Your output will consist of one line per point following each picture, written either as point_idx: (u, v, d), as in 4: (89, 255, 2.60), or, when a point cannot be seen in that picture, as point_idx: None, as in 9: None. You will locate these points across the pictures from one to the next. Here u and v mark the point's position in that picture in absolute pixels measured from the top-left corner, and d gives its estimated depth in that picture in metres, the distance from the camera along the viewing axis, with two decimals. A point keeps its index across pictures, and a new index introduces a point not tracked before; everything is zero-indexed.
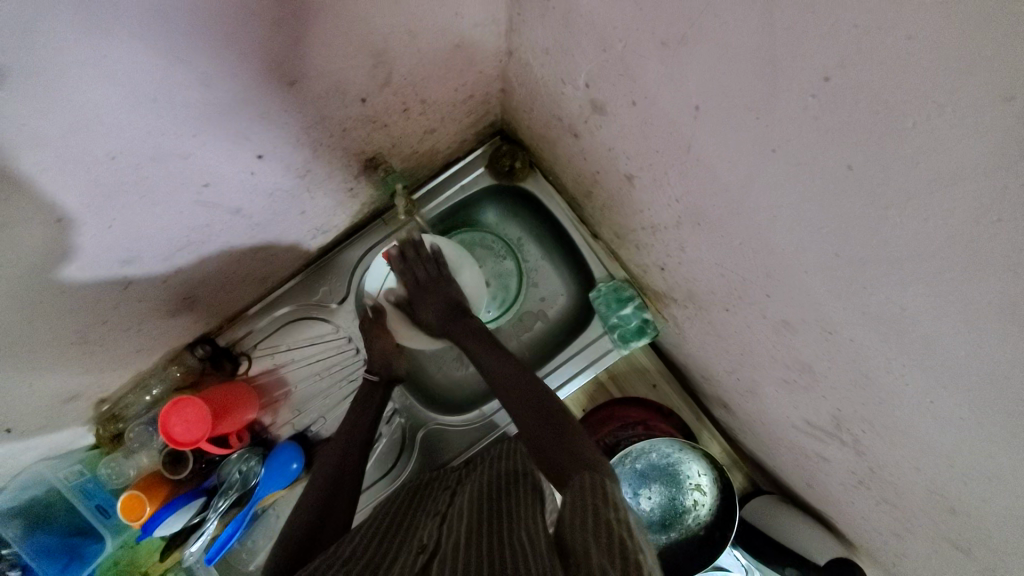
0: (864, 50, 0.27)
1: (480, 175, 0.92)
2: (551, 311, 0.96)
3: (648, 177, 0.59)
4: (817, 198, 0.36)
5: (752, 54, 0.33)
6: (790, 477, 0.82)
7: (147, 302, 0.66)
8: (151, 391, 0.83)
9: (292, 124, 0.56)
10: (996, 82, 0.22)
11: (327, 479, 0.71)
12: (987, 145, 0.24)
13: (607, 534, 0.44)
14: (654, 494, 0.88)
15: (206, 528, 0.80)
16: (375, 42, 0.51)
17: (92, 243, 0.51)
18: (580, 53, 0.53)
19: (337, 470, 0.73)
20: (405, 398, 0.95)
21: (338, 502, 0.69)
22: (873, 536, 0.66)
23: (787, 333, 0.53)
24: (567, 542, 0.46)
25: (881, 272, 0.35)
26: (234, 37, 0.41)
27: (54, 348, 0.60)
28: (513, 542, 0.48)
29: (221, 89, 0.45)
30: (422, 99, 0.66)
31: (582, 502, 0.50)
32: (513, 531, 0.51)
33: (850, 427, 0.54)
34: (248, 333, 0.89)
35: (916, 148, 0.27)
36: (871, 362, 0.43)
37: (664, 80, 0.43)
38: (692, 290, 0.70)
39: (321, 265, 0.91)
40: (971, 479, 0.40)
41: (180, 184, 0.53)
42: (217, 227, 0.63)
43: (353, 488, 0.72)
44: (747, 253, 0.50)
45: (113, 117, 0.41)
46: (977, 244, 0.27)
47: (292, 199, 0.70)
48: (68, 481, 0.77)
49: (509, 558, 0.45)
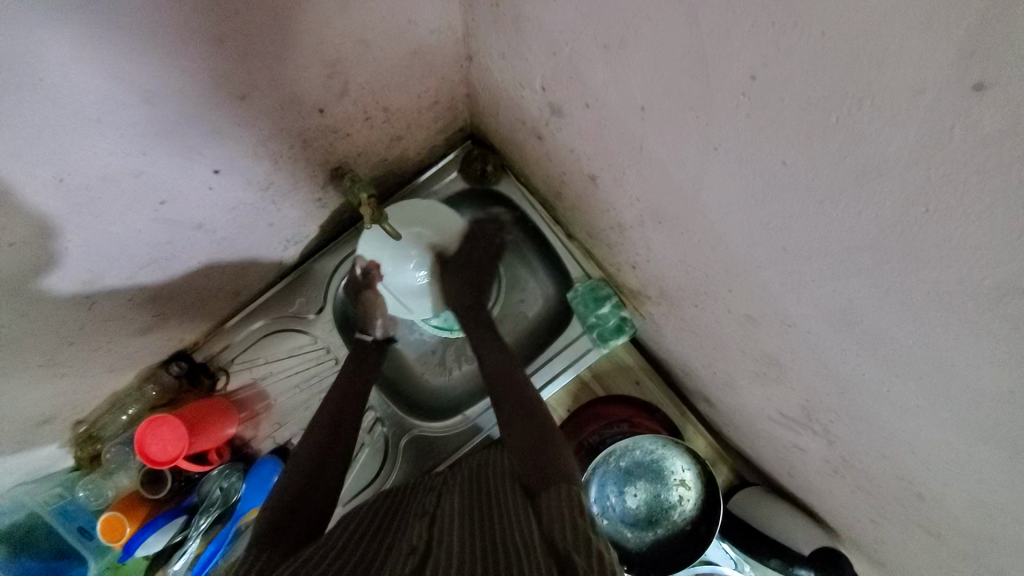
0: (784, 49, 0.27)
1: (454, 179, 0.92)
2: (531, 312, 0.96)
3: (609, 177, 0.59)
4: (761, 194, 0.36)
5: (686, 54, 0.33)
6: (774, 468, 0.82)
7: (115, 321, 0.66)
8: (127, 410, 0.82)
9: (249, 137, 0.56)
10: (904, 80, 0.23)
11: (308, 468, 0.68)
12: (907, 137, 0.24)
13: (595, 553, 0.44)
14: (640, 491, 0.89)
15: (189, 546, 0.79)
16: (327, 52, 0.51)
17: (51, 264, 0.50)
18: (533, 57, 0.53)
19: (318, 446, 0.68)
20: (387, 406, 0.94)
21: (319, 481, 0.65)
22: (854, 523, 0.67)
23: (751, 326, 0.54)
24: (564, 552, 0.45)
25: (825, 266, 0.35)
26: (177, 54, 0.40)
27: (21, 373, 0.59)
28: (508, 546, 0.47)
29: (172, 106, 0.45)
30: (384, 107, 0.66)
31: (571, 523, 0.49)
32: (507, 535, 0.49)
33: (819, 417, 0.54)
34: (226, 348, 0.89)
35: (842, 143, 0.27)
36: (827, 352, 0.43)
37: (611, 83, 0.44)
38: (663, 287, 0.70)
39: (297, 275, 0.91)
40: (933, 464, 0.40)
41: (136, 203, 0.53)
42: (182, 243, 0.63)
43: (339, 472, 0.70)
44: (707, 249, 0.50)
45: (61, 138, 0.40)
46: (907, 235, 0.27)
47: (258, 211, 0.70)
48: (48, 504, 0.77)
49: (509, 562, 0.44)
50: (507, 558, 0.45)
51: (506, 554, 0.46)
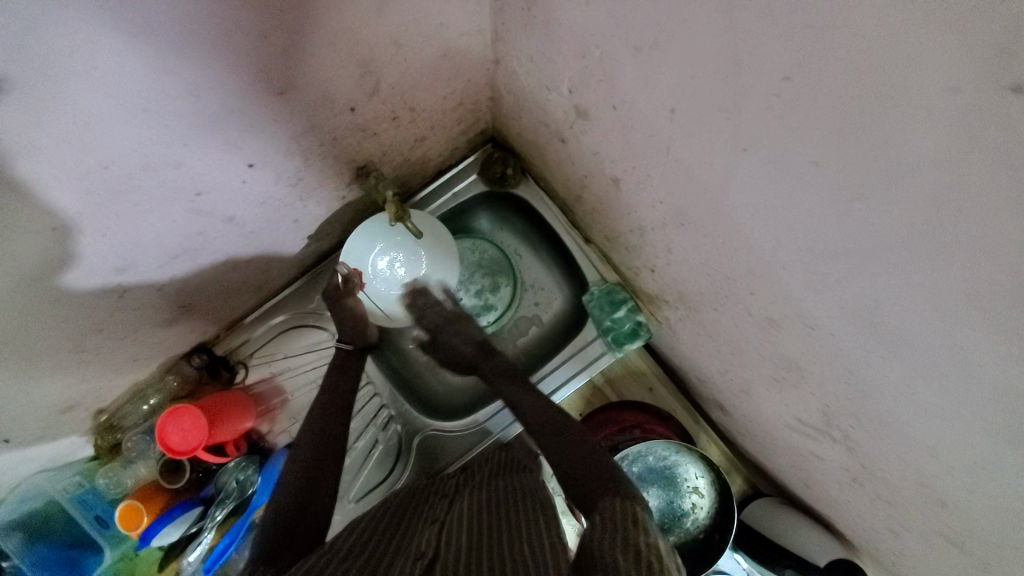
0: (819, 48, 0.28)
1: (473, 181, 0.94)
2: (546, 315, 0.97)
3: (633, 179, 0.60)
4: (791, 193, 0.37)
5: (719, 55, 0.34)
6: (789, 478, 0.81)
7: (143, 310, 0.67)
8: (147, 401, 0.84)
9: (282, 133, 0.57)
10: (940, 76, 0.23)
11: (320, 461, 0.68)
12: (942, 133, 0.24)
13: (610, 559, 0.43)
14: (653, 497, 0.88)
15: (202, 538, 0.79)
16: (362, 52, 0.52)
17: (90, 251, 0.52)
18: (561, 59, 0.54)
19: (329, 457, 0.69)
20: (399, 402, 0.95)
21: (331, 488, 0.66)
22: (870, 534, 0.66)
23: (773, 329, 0.54)
24: (578, 556, 0.44)
25: (853, 265, 0.36)
26: (223, 50, 0.42)
27: (51, 357, 0.60)
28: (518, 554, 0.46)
29: (212, 99, 0.47)
30: (411, 108, 0.68)
31: (589, 523, 0.48)
32: (517, 547, 0.48)
33: (839, 423, 0.54)
34: (245, 342, 0.90)
35: (874, 141, 0.28)
36: (852, 356, 0.43)
37: (641, 84, 0.45)
38: (682, 291, 0.70)
39: (317, 272, 0.92)
40: (957, 470, 0.40)
41: (171, 194, 0.54)
42: (212, 235, 0.64)
43: None
44: (730, 251, 0.50)
45: (107, 128, 0.42)
46: (941, 231, 0.28)
47: (285, 207, 0.71)
48: (66, 493, 0.78)
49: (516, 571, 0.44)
50: (519, 568, 0.44)
51: (517, 564, 0.45)
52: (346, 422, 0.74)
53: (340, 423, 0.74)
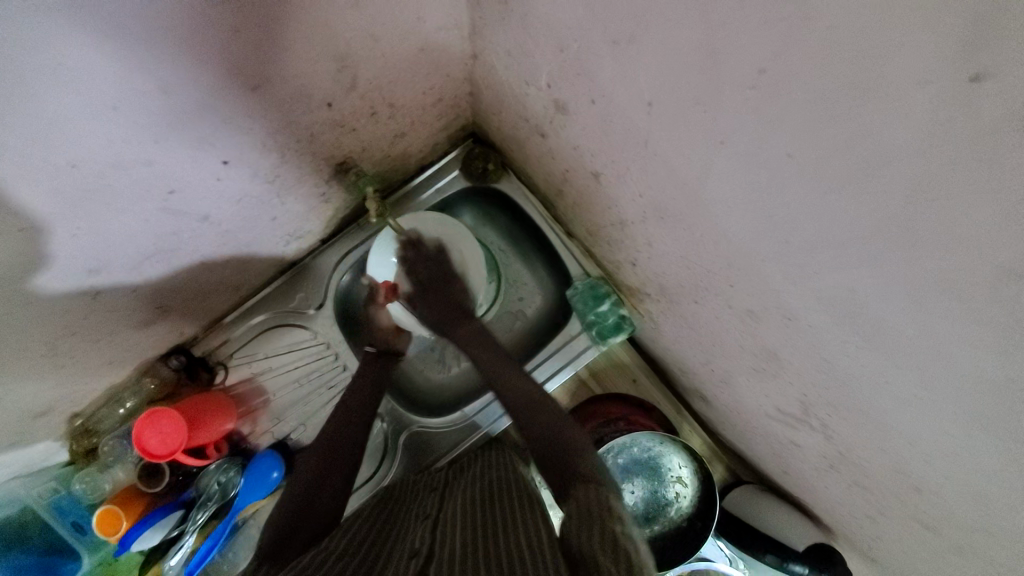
0: (793, 43, 0.28)
1: (455, 177, 0.93)
2: (530, 309, 0.97)
3: (613, 174, 0.60)
4: (766, 186, 0.37)
5: (696, 49, 0.34)
6: (769, 466, 0.83)
7: (116, 312, 0.65)
8: (124, 404, 0.81)
9: (258, 129, 0.56)
10: (909, 71, 0.24)
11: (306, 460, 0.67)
12: (911, 126, 0.25)
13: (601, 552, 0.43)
14: (637, 488, 0.89)
15: (184, 542, 0.77)
16: (339, 46, 0.52)
17: (61, 253, 0.50)
18: (540, 54, 0.54)
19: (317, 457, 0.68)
20: (385, 401, 0.94)
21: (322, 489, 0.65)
22: (847, 517, 0.68)
23: (751, 321, 0.55)
24: (577, 552, 0.44)
25: (828, 257, 0.36)
26: (196, 43, 0.41)
27: (21, 362, 0.58)
28: (514, 549, 0.46)
29: (186, 94, 0.46)
30: (391, 103, 0.67)
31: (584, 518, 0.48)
32: (514, 542, 0.48)
33: (816, 411, 0.55)
34: (224, 342, 0.89)
35: (847, 134, 0.28)
36: (827, 345, 0.44)
37: (619, 79, 0.45)
38: (663, 284, 0.71)
39: (298, 271, 0.91)
40: (928, 454, 0.41)
41: (144, 192, 0.53)
42: (187, 234, 0.63)
43: (347, 470, 0.69)
44: (709, 244, 0.51)
45: (75, 125, 0.41)
46: (911, 223, 0.28)
47: (263, 204, 0.70)
48: (42, 499, 0.76)
49: (514, 565, 0.44)
50: (516, 561, 0.44)
51: (513, 558, 0.45)
52: (331, 421, 0.74)
53: (325, 422, 0.74)
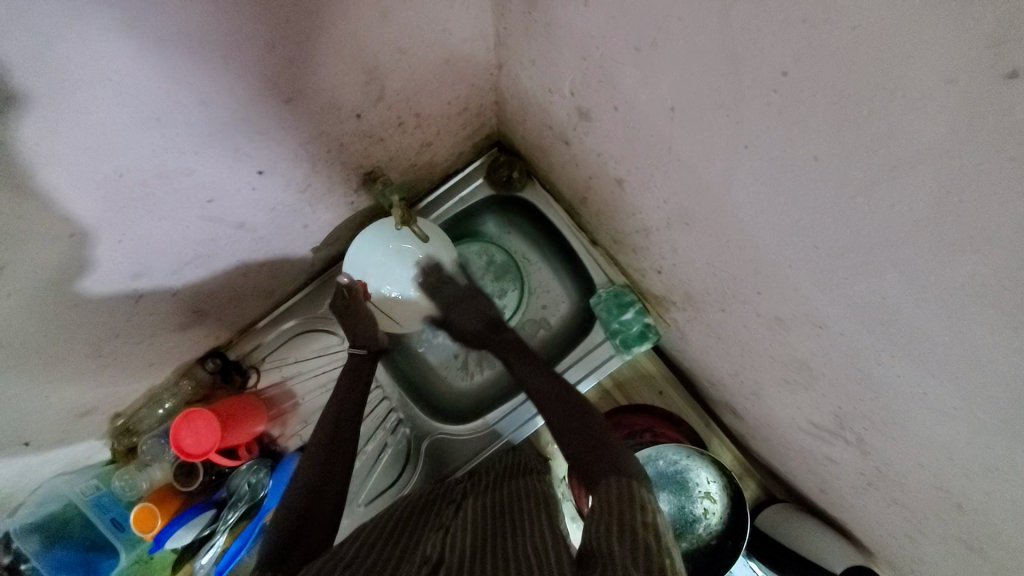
0: (815, 44, 0.28)
1: (479, 186, 0.94)
2: (553, 319, 0.96)
3: (636, 180, 0.60)
4: (792, 190, 0.36)
5: (717, 52, 0.34)
6: (803, 482, 0.80)
7: (156, 316, 0.68)
8: (162, 405, 0.85)
9: (291, 140, 0.59)
10: (935, 69, 0.23)
11: (329, 463, 0.68)
12: (939, 125, 0.24)
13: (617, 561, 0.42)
14: (663, 502, 0.85)
15: (216, 541, 0.79)
16: (366, 60, 0.54)
17: (105, 258, 0.53)
18: (563, 62, 0.54)
19: (327, 461, 0.68)
20: (409, 408, 0.95)
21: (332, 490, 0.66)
22: (887, 539, 0.64)
23: (781, 329, 0.53)
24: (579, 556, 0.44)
25: (859, 261, 0.35)
26: (233, 58, 0.43)
27: (68, 361, 0.62)
28: (519, 558, 0.46)
29: (223, 107, 0.48)
30: (417, 113, 0.69)
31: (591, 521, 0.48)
32: (522, 552, 0.47)
33: (852, 425, 0.53)
34: (256, 347, 0.92)
35: (874, 135, 0.28)
36: (861, 354, 0.42)
37: (641, 84, 0.45)
38: (689, 292, 0.70)
39: (327, 278, 0.93)
40: (971, 471, 0.39)
41: (184, 200, 0.56)
42: (223, 240, 0.66)
43: None
44: (735, 249, 0.50)
45: (121, 136, 0.43)
46: (945, 224, 0.27)
47: (294, 212, 0.72)
48: (84, 495, 0.79)
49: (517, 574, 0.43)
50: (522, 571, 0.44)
51: (521, 567, 0.44)
52: (354, 425, 0.75)
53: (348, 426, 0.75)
